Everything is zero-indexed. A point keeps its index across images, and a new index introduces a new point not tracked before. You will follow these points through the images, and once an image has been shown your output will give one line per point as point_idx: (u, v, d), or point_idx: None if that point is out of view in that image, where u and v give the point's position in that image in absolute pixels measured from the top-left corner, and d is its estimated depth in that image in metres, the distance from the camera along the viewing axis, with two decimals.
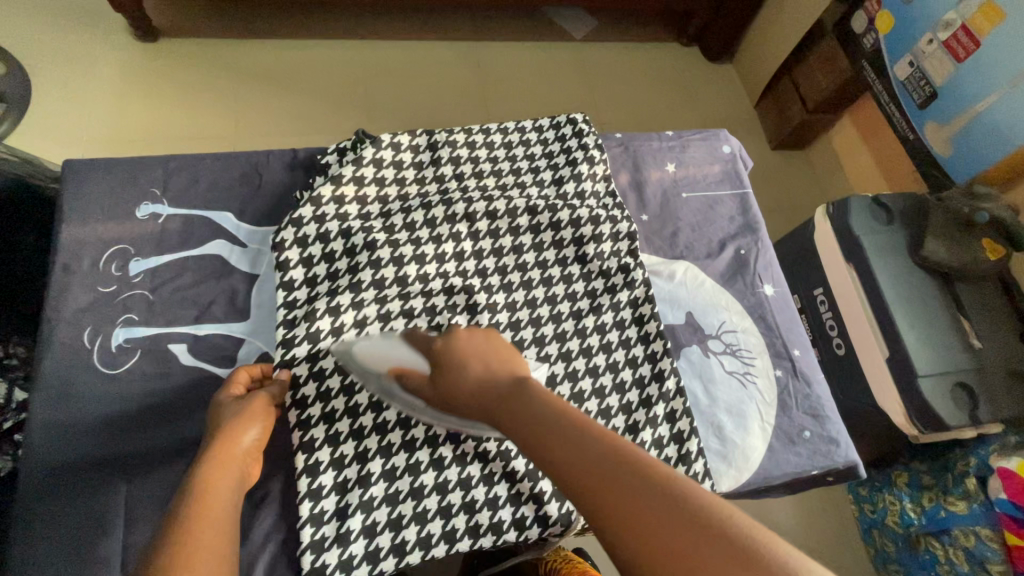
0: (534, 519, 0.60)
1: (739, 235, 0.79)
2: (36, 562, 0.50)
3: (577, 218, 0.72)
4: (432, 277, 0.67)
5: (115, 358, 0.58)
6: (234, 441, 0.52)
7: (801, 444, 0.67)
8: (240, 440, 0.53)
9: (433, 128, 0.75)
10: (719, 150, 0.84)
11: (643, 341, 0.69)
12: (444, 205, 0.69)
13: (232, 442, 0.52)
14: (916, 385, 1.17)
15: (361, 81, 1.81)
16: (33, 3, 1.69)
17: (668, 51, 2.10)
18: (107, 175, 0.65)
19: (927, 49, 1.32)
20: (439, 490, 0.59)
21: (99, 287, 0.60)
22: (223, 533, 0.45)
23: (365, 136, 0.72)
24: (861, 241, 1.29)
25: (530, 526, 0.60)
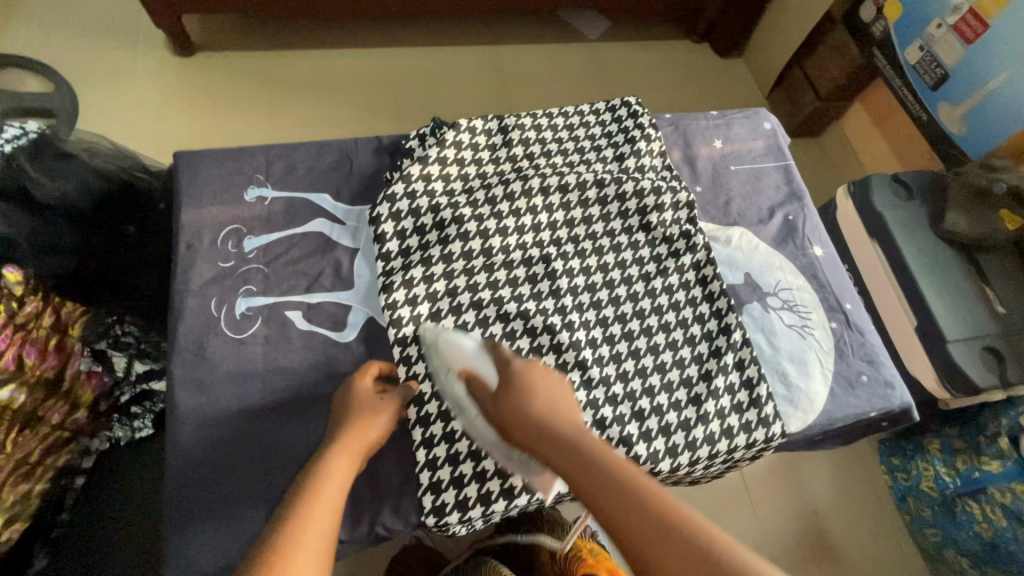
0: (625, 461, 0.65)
1: (786, 203, 0.85)
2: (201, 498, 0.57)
3: (640, 189, 0.78)
4: (514, 246, 0.73)
5: (240, 324, 0.65)
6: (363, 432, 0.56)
7: (860, 388, 0.73)
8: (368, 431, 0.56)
9: (502, 114, 0.81)
10: (761, 127, 0.91)
11: (708, 300, 0.74)
12: (520, 180, 0.75)
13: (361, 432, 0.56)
14: (945, 350, 1.23)
15: (388, 87, 1.89)
16: (76, 23, 1.77)
17: (680, 48, 2.18)
18: (216, 163, 0.72)
19: (936, 33, 1.39)
20: None
21: (220, 262, 0.67)
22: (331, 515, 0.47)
23: (443, 122, 0.78)
24: (884, 216, 1.35)
25: None
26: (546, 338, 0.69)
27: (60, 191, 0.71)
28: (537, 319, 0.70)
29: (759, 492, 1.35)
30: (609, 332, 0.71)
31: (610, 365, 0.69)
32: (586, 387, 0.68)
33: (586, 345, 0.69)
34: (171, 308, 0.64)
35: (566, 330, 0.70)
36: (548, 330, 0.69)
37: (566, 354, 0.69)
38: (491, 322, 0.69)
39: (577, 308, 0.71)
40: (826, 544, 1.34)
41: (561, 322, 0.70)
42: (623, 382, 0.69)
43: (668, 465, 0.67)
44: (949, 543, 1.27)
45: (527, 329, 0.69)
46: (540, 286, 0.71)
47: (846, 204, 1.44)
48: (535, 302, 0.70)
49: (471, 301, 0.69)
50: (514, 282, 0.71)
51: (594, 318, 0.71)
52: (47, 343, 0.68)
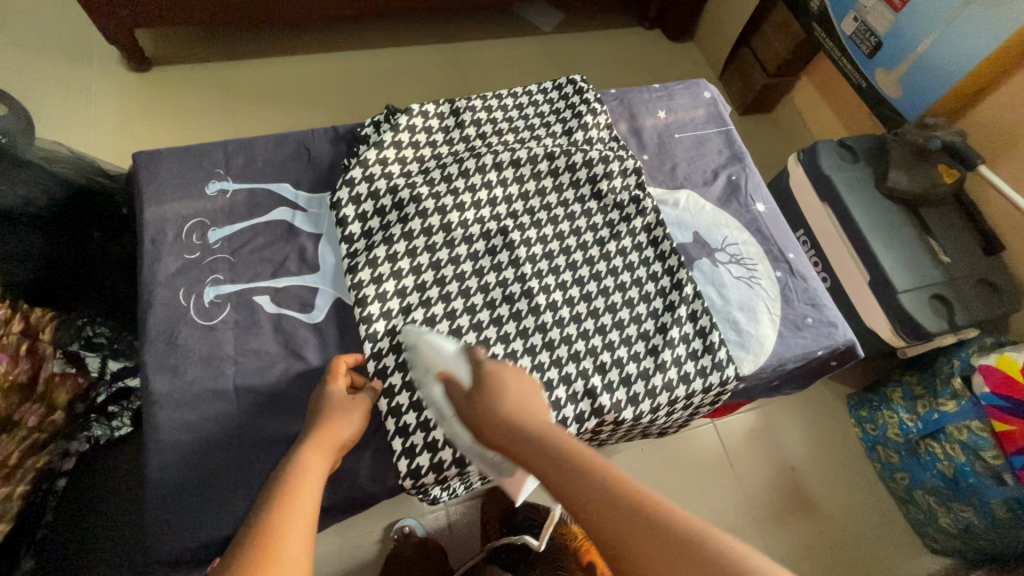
0: (591, 412, 0.69)
1: (729, 165, 0.90)
2: (189, 476, 0.60)
3: (589, 159, 0.82)
4: (472, 221, 0.76)
5: (209, 311, 0.67)
6: (337, 433, 0.57)
7: (807, 329, 0.78)
8: (341, 432, 0.58)
9: (453, 98, 0.85)
10: (701, 96, 0.96)
11: (660, 259, 0.78)
12: (475, 158, 0.78)
13: (336, 433, 0.57)
14: (897, 300, 1.30)
15: (348, 89, 1.91)
16: (24, 44, 1.74)
17: (634, 35, 2.24)
18: (176, 160, 0.74)
19: (868, 4, 1.48)
20: None
21: (185, 254, 0.69)
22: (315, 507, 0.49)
23: (396, 109, 0.81)
24: (831, 179, 1.43)
25: (590, 421, 0.69)
26: (506, 305, 0.72)
27: (20, 197, 0.72)
28: (498, 288, 0.73)
29: (737, 452, 1.41)
30: (569, 295, 0.74)
31: (570, 325, 0.73)
32: (548, 348, 0.71)
33: (546, 309, 0.73)
34: (140, 301, 0.66)
35: (527, 296, 0.73)
36: (509, 298, 0.73)
37: (528, 319, 0.72)
38: (454, 293, 0.72)
39: (536, 275, 0.75)
40: (804, 497, 1.39)
41: (521, 289, 0.73)
42: (584, 340, 0.72)
43: (633, 415, 0.70)
44: (917, 484, 1.33)
45: (489, 298, 0.72)
46: (500, 257, 0.74)
47: (797, 171, 1.51)
48: (496, 272, 0.74)
49: (434, 276, 0.72)
50: (475, 256, 0.74)
51: (554, 283, 0.75)
52: (18, 349, 0.69)
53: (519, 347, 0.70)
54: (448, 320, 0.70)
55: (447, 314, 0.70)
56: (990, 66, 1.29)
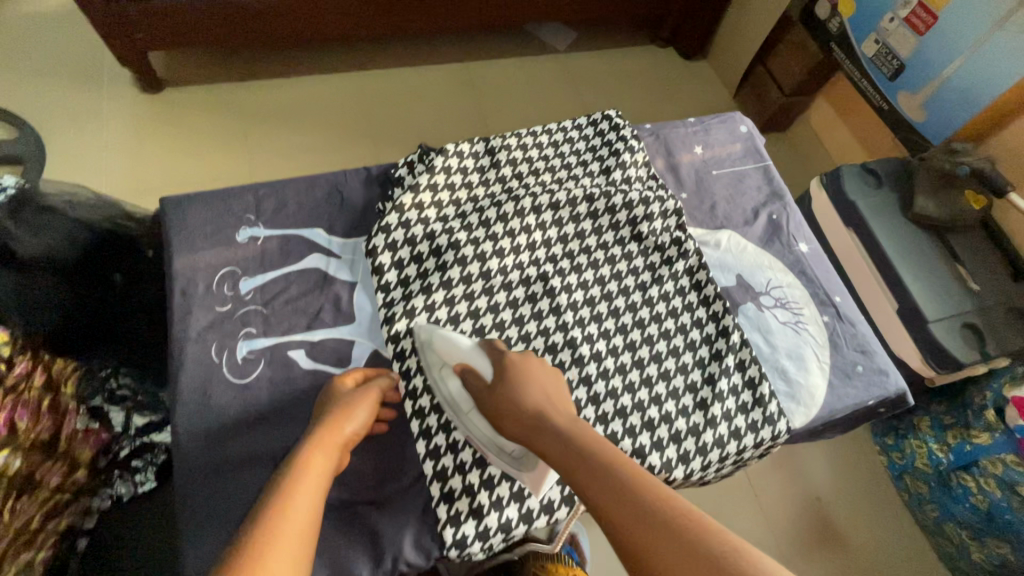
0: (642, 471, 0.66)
1: (769, 203, 0.87)
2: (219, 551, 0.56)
3: (630, 201, 0.79)
4: (511, 267, 0.73)
5: (243, 368, 0.64)
6: (341, 427, 0.56)
7: (857, 377, 0.75)
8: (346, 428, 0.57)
9: (487, 136, 0.83)
10: (737, 130, 0.93)
11: (704, 305, 0.76)
12: (513, 201, 0.76)
13: (340, 427, 0.56)
14: (928, 330, 1.28)
15: (362, 109, 1.89)
16: (37, 66, 1.73)
17: (646, 54, 2.23)
18: (206, 204, 0.71)
19: (890, 26, 1.48)
20: None
21: (217, 307, 0.66)
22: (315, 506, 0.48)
23: (429, 149, 0.79)
24: (856, 205, 1.42)
25: None
26: (548, 356, 0.70)
27: (47, 245, 0.72)
28: (540, 338, 0.70)
29: (764, 484, 1.38)
30: (612, 345, 0.72)
31: (616, 376, 0.70)
32: (593, 402, 0.68)
33: (590, 360, 0.70)
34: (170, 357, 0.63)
35: (570, 347, 0.70)
36: (552, 348, 0.70)
37: (572, 371, 0.69)
38: None
39: (578, 324, 0.72)
40: (832, 530, 1.36)
41: (563, 339, 0.71)
42: (631, 393, 0.69)
43: (684, 475, 0.67)
44: (948, 518, 1.28)
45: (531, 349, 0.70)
46: (541, 305, 0.72)
47: (821, 196, 1.50)
48: (537, 321, 0.71)
49: (473, 326, 0.69)
50: (516, 303, 0.71)
51: (597, 332, 0.72)
52: (39, 404, 0.66)
53: None
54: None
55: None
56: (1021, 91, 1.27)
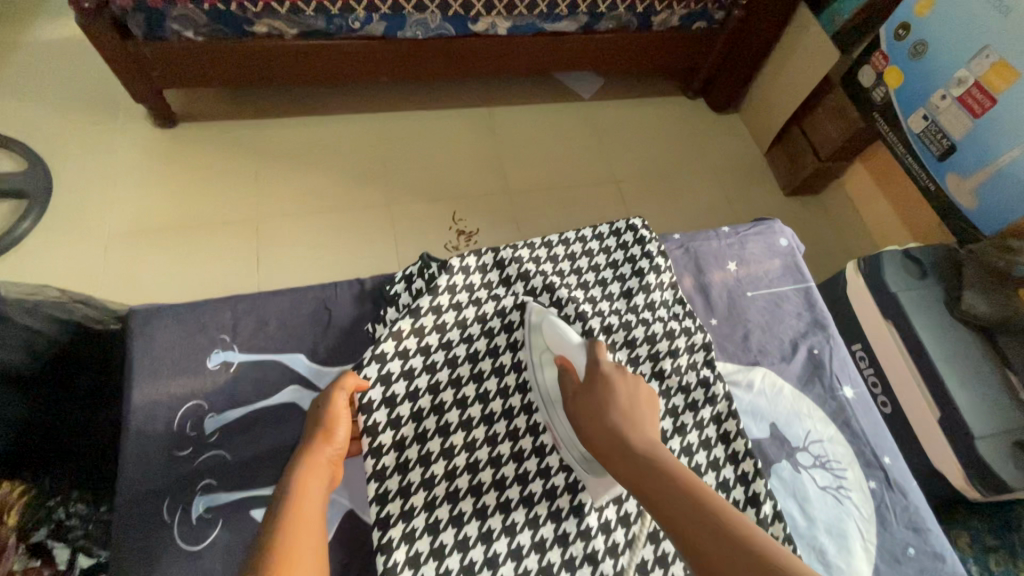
0: None
1: (809, 334, 0.80)
2: None
3: (653, 333, 0.77)
4: (511, 392, 0.79)
5: (190, 524, 0.70)
6: (321, 444, 0.68)
7: (907, 563, 0.66)
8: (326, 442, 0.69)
9: (499, 245, 0.86)
10: (777, 244, 0.86)
11: (732, 461, 0.69)
12: (521, 332, 0.81)
13: (319, 444, 0.68)
14: (974, 446, 1.20)
15: (379, 153, 1.82)
16: (53, 97, 1.71)
17: (676, 104, 2.14)
18: (175, 330, 0.79)
19: (940, 104, 1.44)
20: None
21: (177, 450, 0.74)
22: (315, 530, 0.61)
23: (432, 259, 0.85)
24: (897, 297, 1.34)
25: None
26: (517, 486, 0.75)
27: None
28: (511, 464, 0.76)
29: None
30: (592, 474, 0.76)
31: (590, 514, 0.75)
32: (562, 543, 0.72)
33: (563, 492, 0.75)
34: (117, 499, 0.70)
35: (542, 476, 0.76)
36: (549, 493, 0.75)
37: (569, 523, 0.74)
38: (486, 486, 0.74)
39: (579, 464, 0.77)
40: None
41: (536, 467, 0.76)
42: (604, 534, 0.74)
43: None
44: None
45: (522, 471, 0.76)
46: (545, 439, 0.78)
47: (857, 282, 1.42)
48: (516, 460, 0.76)
49: (465, 464, 0.75)
50: (495, 438, 0.77)
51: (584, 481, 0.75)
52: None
53: (557, 559, 0.71)
54: (471, 497, 0.73)
55: (468, 497, 0.73)
56: None
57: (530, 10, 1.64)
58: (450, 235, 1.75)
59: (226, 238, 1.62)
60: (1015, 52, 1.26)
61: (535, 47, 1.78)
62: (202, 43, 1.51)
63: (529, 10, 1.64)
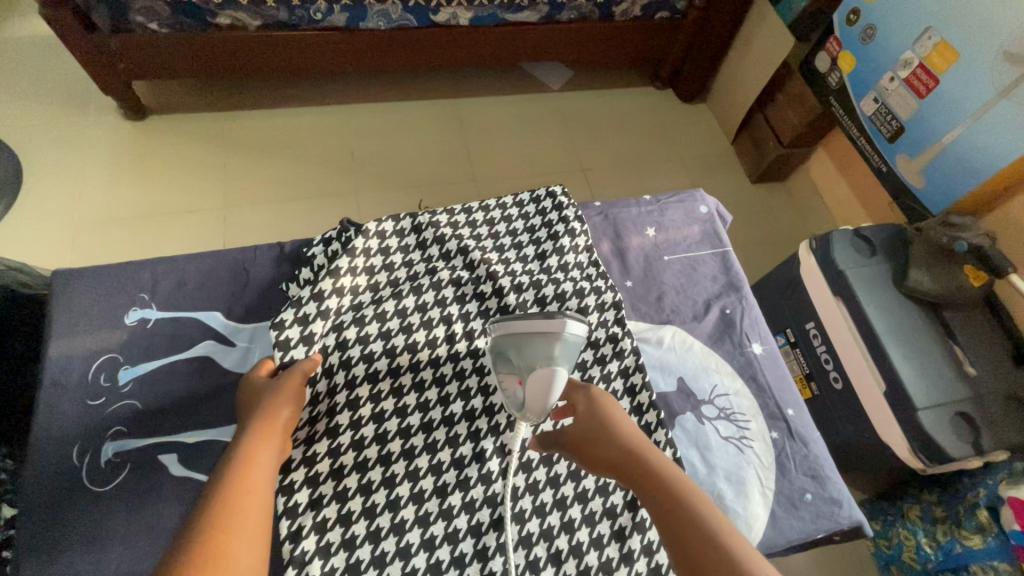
0: (496, 546, 0.72)
1: (723, 295, 0.90)
2: None
3: (562, 292, 0.85)
4: (421, 345, 0.83)
5: (98, 467, 0.76)
6: (274, 416, 0.69)
7: (804, 507, 0.76)
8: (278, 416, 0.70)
9: (417, 213, 0.95)
10: (697, 211, 0.98)
11: (637, 413, 0.77)
12: (434, 289, 0.87)
13: (273, 416, 0.69)
14: (915, 417, 1.22)
15: (347, 143, 1.85)
16: (25, 91, 1.75)
17: (644, 94, 2.17)
18: (91, 289, 0.86)
19: (890, 86, 1.47)
20: (430, 569, 0.70)
21: (90, 399, 0.80)
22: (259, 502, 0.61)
23: (349, 225, 0.91)
24: (845, 274, 1.36)
25: None
26: (421, 435, 0.78)
27: None
28: (417, 414, 0.79)
29: None
30: (494, 422, 0.80)
31: (490, 460, 0.77)
32: (462, 486, 0.75)
33: (466, 440, 0.78)
34: (29, 442, 0.76)
35: (446, 425, 0.79)
36: (452, 442, 0.78)
37: (471, 468, 0.76)
38: (391, 434, 0.77)
39: (485, 411, 0.80)
40: None
41: (441, 417, 0.79)
42: (505, 478, 0.76)
43: None
44: None
45: (426, 421, 0.79)
46: (449, 390, 0.81)
47: (809, 260, 1.44)
48: (421, 411, 0.79)
49: (372, 413, 0.78)
50: (401, 391, 0.80)
51: (486, 428, 0.79)
52: None
53: (457, 502, 0.74)
54: (375, 445, 0.76)
55: (372, 445, 0.76)
56: (1007, 177, 1.27)
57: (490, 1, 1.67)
58: None
59: (194, 226, 1.64)
60: (954, 31, 1.28)
61: (498, 37, 1.80)
62: (166, 35, 1.54)
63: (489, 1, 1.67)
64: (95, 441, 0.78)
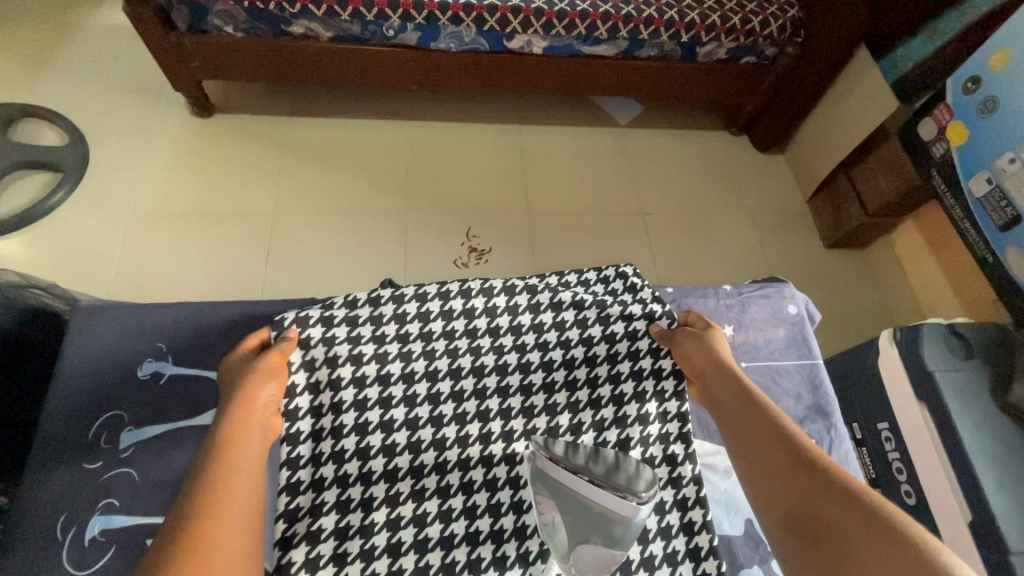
0: None
1: (808, 419, 0.86)
2: None
3: (621, 395, 0.82)
4: (450, 443, 0.76)
5: (79, 543, 0.74)
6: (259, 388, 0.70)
7: None
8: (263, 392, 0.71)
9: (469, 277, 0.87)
10: (785, 311, 0.95)
11: (692, 557, 0.73)
12: (474, 377, 0.81)
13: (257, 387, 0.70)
14: (1009, 562, 1.04)
15: (402, 162, 1.81)
16: (103, 79, 1.79)
17: (716, 140, 2.05)
18: (114, 334, 0.89)
19: (1008, 168, 1.28)
20: None
21: (86, 463, 0.80)
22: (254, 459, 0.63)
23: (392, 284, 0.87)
24: (934, 376, 1.19)
25: None
26: (440, 551, 0.70)
27: None
28: (436, 525, 0.71)
29: None
30: (523, 549, 0.71)
31: None
32: None
33: (488, 567, 0.70)
34: (16, 505, 0.76)
35: (468, 543, 0.71)
36: (472, 566, 0.70)
37: None
38: (405, 547, 0.70)
39: (515, 533, 0.72)
40: None
41: (464, 532, 0.72)
42: None
43: None
44: None
45: (446, 536, 0.71)
46: (477, 500, 0.74)
47: (890, 354, 1.27)
48: (443, 522, 0.72)
49: (386, 519, 0.71)
50: (422, 493, 0.73)
51: (515, 553, 0.71)
52: None
53: None
54: (386, 557, 0.69)
55: (383, 557, 0.69)
56: None
57: (568, 32, 1.60)
58: (462, 250, 1.70)
59: (241, 230, 1.62)
60: None
61: (572, 69, 1.72)
62: (240, 39, 1.54)
63: (567, 31, 1.59)
64: (87, 513, 0.76)
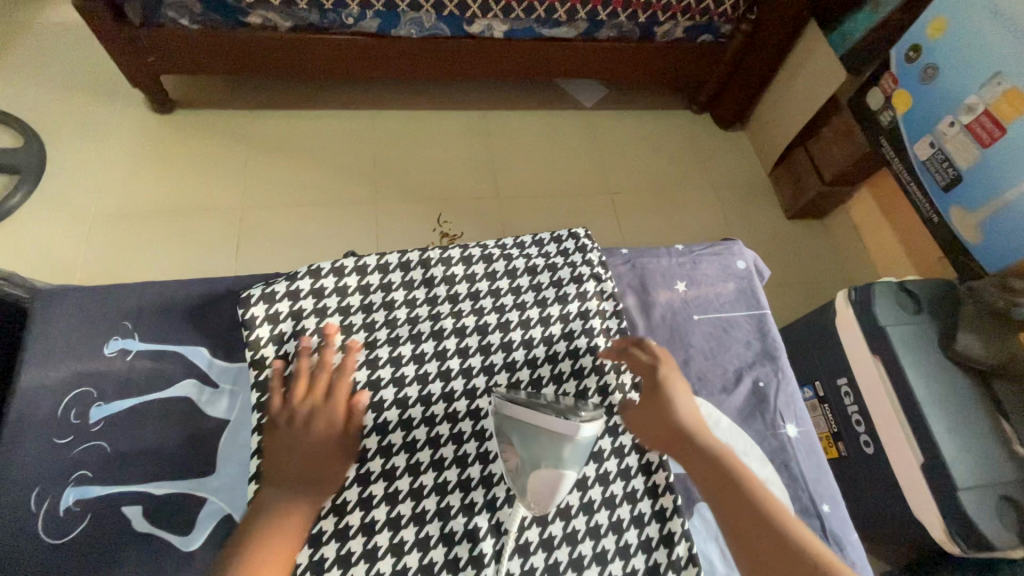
0: None
1: (757, 366, 0.92)
2: None
3: (577, 349, 0.86)
4: (415, 402, 0.80)
5: (54, 514, 0.77)
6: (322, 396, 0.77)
7: None
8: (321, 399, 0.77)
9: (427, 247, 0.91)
10: (736, 266, 1.00)
11: (650, 496, 0.79)
12: (435, 340, 0.84)
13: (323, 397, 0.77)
14: (957, 497, 1.12)
15: (369, 151, 1.81)
16: (57, 77, 1.75)
17: (679, 118, 2.09)
18: (76, 316, 0.89)
19: (948, 131, 1.36)
20: None
21: (57, 438, 0.82)
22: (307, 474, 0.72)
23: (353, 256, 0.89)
24: (886, 330, 1.26)
25: None
26: (410, 502, 0.75)
27: None
28: (405, 478, 0.76)
29: None
30: (490, 496, 0.76)
31: (484, 539, 0.74)
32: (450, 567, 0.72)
33: (457, 513, 0.75)
34: None
35: (437, 493, 0.76)
36: (441, 514, 0.75)
37: (461, 545, 0.73)
38: (376, 500, 0.74)
39: (480, 481, 0.77)
40: None
41: (432, 483, 0.76)
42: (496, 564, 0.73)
43: None
44: None
45: (415, 488, 0.76)
46: (442, 453, 0.78)
47: (846, 312, 1.34)
48: (411, 475, 0.76)
49: (358, 474, 0.75)
50: (389, 450, 0.77)
51: (482, 500, 0.76)
52: None
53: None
54: (358, 510, 0.73)
55: (355, 511, 0.73)
56: None
57: (528, 15, 1.62)
58: (434, 237, 1.72)
59: (209, 225, 1.62)
60: None
61: (534, 52, 1.74)
62: (196, 31, 1.52)
63: (527, 14, 1.61)
64: (60, 487, 0.79)
